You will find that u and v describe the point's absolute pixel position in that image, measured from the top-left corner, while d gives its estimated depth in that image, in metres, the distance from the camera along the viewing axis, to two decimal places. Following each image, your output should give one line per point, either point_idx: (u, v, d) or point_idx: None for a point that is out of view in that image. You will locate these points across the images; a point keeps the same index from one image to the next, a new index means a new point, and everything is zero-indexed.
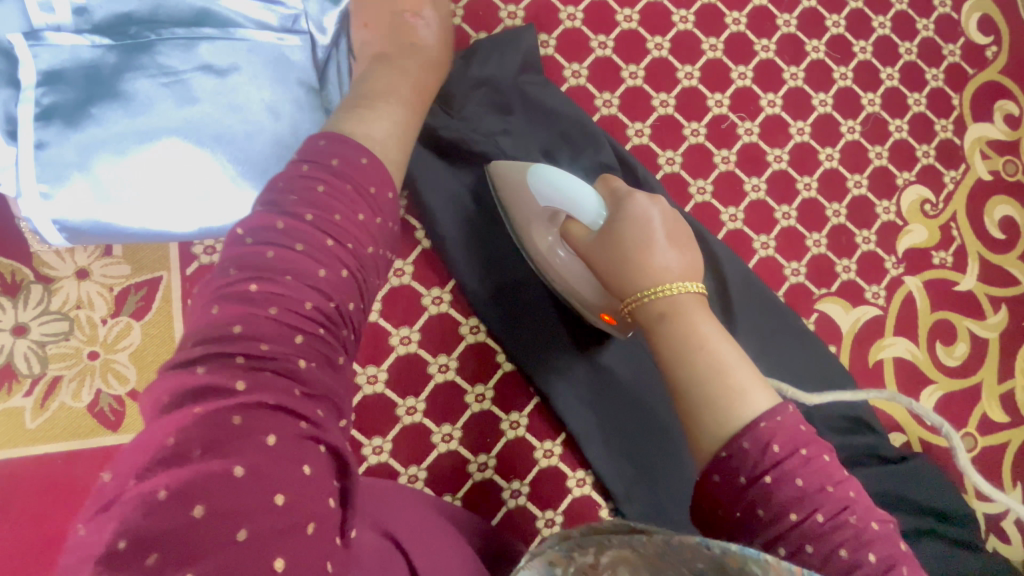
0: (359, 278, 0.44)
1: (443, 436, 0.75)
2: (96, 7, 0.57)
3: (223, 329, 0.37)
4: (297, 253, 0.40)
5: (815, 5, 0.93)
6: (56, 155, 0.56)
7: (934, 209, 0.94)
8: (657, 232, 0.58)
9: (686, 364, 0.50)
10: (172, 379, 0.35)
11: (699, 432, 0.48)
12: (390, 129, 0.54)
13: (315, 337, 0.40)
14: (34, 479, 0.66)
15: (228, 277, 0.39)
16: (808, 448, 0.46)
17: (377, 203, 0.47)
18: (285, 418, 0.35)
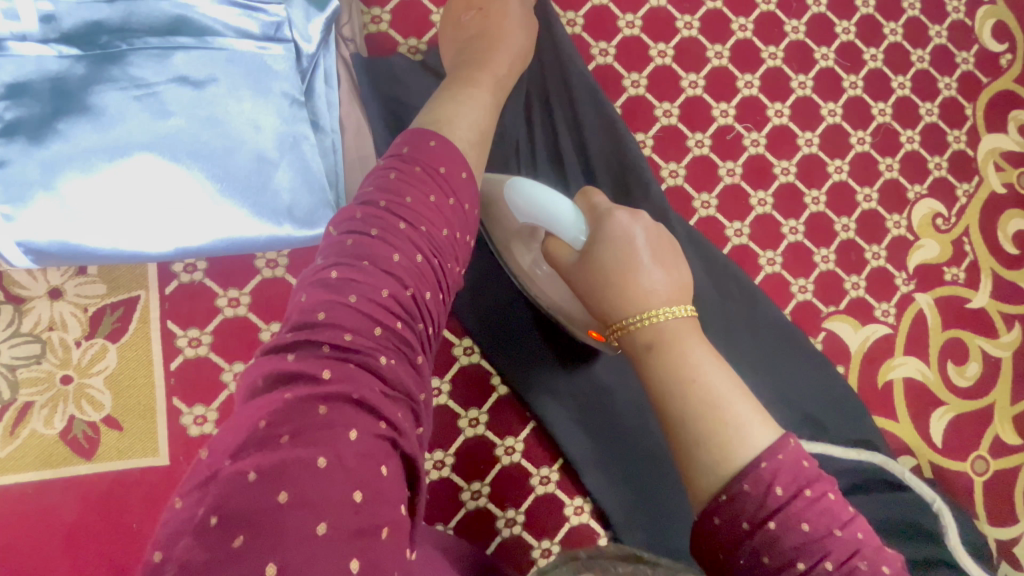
0: (434, 266, 0.45)
1: (435, 462, 0.72)
2: (64, 15, 0.54)
3: (310, 316, 0.38)
4: (374, 238, 0.43)
5: (824, 11, 0.90)
6: (19, 174, 0.52)
7: (946, 223, 0.90)
8: (641, 250, 0.55)
9: (683, 402, 0.48)
10: (262, 366, 0.37)
11: (695, 471, 0.47)
12: (471, 121, 0.58)
13: (394, 329, 0.40)
14: (2, 512, 0.63)
15: (317, 267, 0.42)
16: (814, 488, 0.43)
17: (449, 184, 0.49)
18: (367, 415, 0.35)
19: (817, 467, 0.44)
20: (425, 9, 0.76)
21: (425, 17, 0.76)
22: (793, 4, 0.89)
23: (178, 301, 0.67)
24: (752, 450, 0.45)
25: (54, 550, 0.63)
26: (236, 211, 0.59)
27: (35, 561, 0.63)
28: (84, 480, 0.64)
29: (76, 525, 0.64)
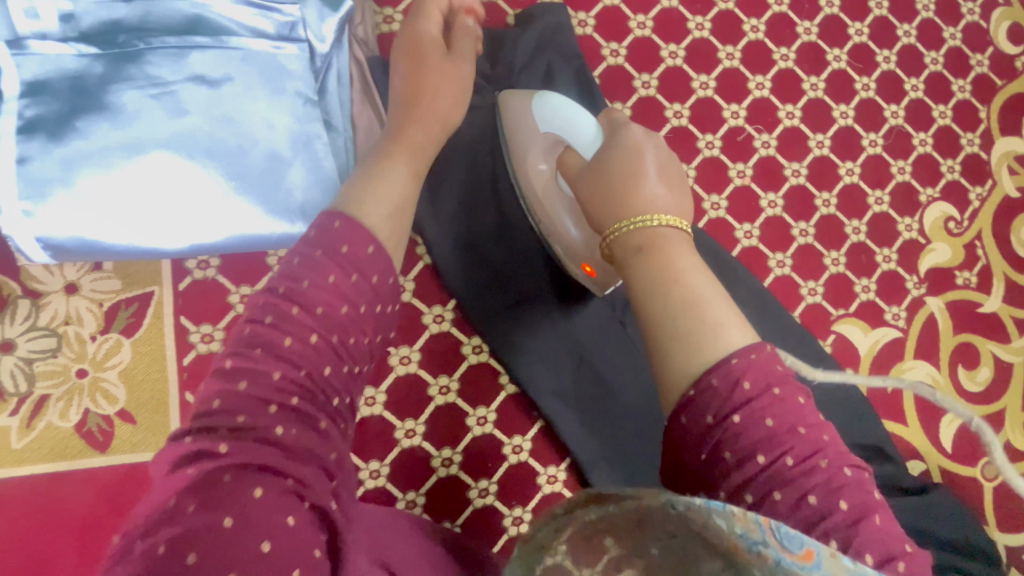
0: (337, 341, 0.41)
1: (443, 460, 0.72)
2: (83, 14, 0.55)
3: (206, 404, 0.38)
4: (269, 325, 0.40)
5: (837, 12, 0.89)
6: (38, 171, 0.53)
7: (958, 227, 0.90)
8: (647, 164, 0.52)
9: (657, 294, 0.44)
10: (170, 441, 0.38)
11: (666, 371, 0.43)
12: (385, 194, 0.50)
13: (289, 406, 0.38)
14: (19, 503, 0.64)
15: (219, 351, 0.41)
16: (782, 388, 0.40)
17: (355, 261, 0.44)
18: (269, 478, 0.36)
19: (787, 373, 0.42)
20: None
21: None
22: (805, 5, 0.89)
23: (192, 297, 0.68)
24: (727, 348, 0.41)
25: (69, 540, 0.64)
26: (249, 208, 0.59)
27: (51, 551, 0.64)
28: (98, 471, 0.65)
29: (91, 516, 0.65)
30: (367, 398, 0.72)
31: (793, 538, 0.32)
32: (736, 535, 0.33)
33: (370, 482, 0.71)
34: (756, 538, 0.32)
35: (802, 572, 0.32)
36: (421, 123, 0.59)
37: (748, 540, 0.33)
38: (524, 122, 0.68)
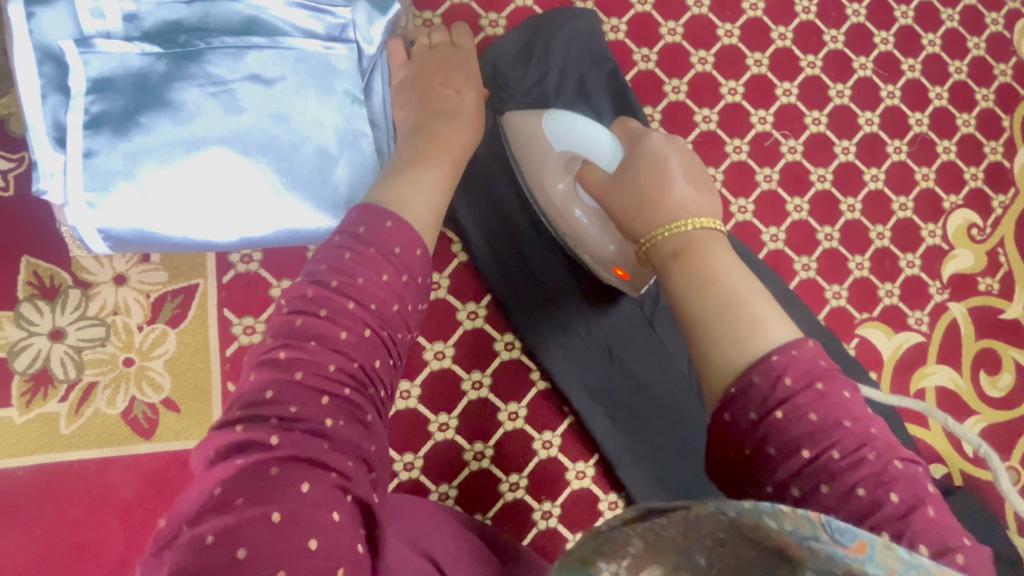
0: (384, 338, 0.44)
1: (475, 454, 0.74)
2: (146, 15, 0.57)
3: (258, 394, 0.38)
4: (323, 318, 0.42)
5: (863, 21, 0.91)
6: (103, 164, 0.55)
7: (981, 234, 0.91)
8: (675, 170, 0.54)
9: (695, 295, 0.46)
10: (214, 435, 0.37)
11: (708, 366, 0.44)
12: (423, 192, 0.54)
13: (340, 399, 0.39)
14: (66, 486, 0.65)
15: (266, 345, 0.41)
16: (825, 384, 0.41)
17: (406, 262, 0.47)
18: (318, 468, 0.36)
19: (833, 369, 0.42)
20: (474, 14, 0.80)
21: (473, 22, 0.80)
22: (832, 14, 0.90)
23: (235, 290, 0.70)
24: (768, 344, 0.42)
25: (113, 524, 0.66)
26: (298, 204, 0.61)
27: (95, 534, 0.65)
28: (143, 457, 0.67)
29: (135, 500, 0.66)
30: (402, 392, 0.73)
31: (844, 531, 0.29)
32: (787, 535, 0.30)
33: (403, 474, 0.72)
34: (807, 534, 0.29)
35: (858, 571, 0.28)
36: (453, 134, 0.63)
37: (799, 537, 0.30)
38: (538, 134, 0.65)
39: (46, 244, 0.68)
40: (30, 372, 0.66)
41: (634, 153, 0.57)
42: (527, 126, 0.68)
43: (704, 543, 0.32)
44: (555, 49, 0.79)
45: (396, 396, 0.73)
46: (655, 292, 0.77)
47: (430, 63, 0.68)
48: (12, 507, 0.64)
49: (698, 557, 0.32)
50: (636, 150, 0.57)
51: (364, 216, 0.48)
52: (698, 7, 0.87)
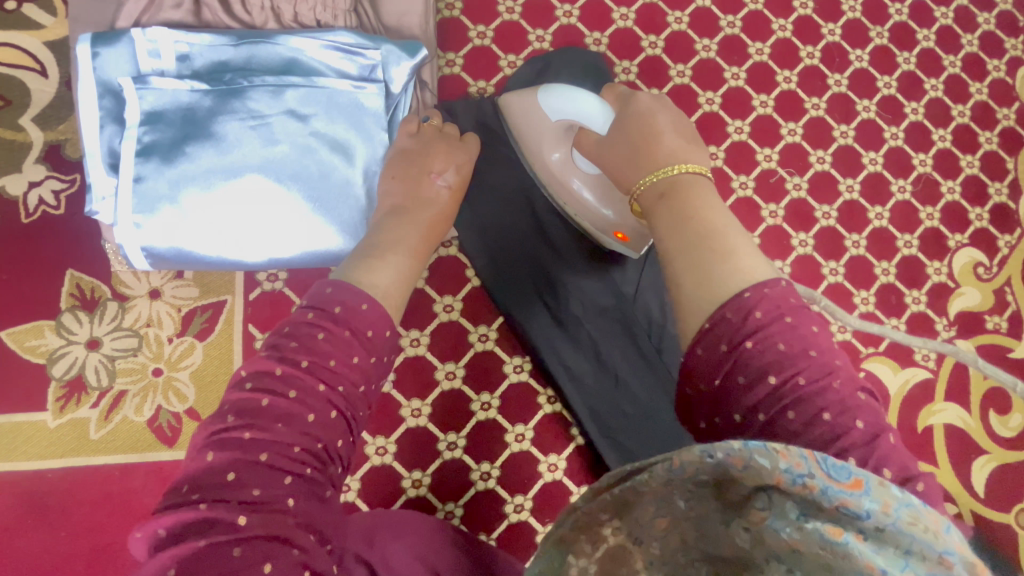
0: (348, 417, 0.43)
1: (481, 473, 0.76)
2: (197, 56, 0.63)
3: (218, 477, 0.37)
4: (290, 400, 0.40)
5: (866, 66, 0.95)
6: (151, 189, 0.61)
7: (987, 272, 0.92)
8: (663, 130, 0.60)
9: (674, 233, 0.50)
10: (172, 511, 0.36)
11: (686, 304, 0.47)
12: (394, 277, 0.53)
13: (302, 480, 0.39)
14: (91, 489, 0.69)
15: (223, 422, 0.39)
16: (794, 318, 0.44)
17: (376, 344, 0.47)
18: (280, 546, 0.35)
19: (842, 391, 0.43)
20: (494, 55, 0.86)
21: (493, 63, 0.86)
22: (836, 58, 0.94)
23: (260, 307, 0.74)
24: (743, 281, 0.45)
25: (133, 528, 0.68)
26: (324, 227, 0.65)
27: (115, 538, 0.68)
28: (164, 464, 0.70)
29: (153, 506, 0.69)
30: (413, 410, 0.76)
31: (840, 469, 0.32)
32: (780, 474, 0.33)
33: (412, 491, 0.74)
34: (803, 472, 0.32)
35: (849, 506, 0.32)
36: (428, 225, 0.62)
37: (792, 476, 0.32)
38: (536, 110, 0.73)
39: (90, 259, 0.73)
40: (66, 378, 0.70)
41: (625, 114, 0.63)
42: (527, 105, 0.74)
43: (685, 488, 0.36)
44: (568, 70, 0.85)
45: (407, 414, 0.76)
46: (662, 319, 0.80)
47: (432, 143, 0.67)
48: (41, 506, 0.68)
49: (677, 500, 0.37)
50: (626, 111, 0.64)
51: (339, 294, 0.47)
52: (706, 51, 0.91)
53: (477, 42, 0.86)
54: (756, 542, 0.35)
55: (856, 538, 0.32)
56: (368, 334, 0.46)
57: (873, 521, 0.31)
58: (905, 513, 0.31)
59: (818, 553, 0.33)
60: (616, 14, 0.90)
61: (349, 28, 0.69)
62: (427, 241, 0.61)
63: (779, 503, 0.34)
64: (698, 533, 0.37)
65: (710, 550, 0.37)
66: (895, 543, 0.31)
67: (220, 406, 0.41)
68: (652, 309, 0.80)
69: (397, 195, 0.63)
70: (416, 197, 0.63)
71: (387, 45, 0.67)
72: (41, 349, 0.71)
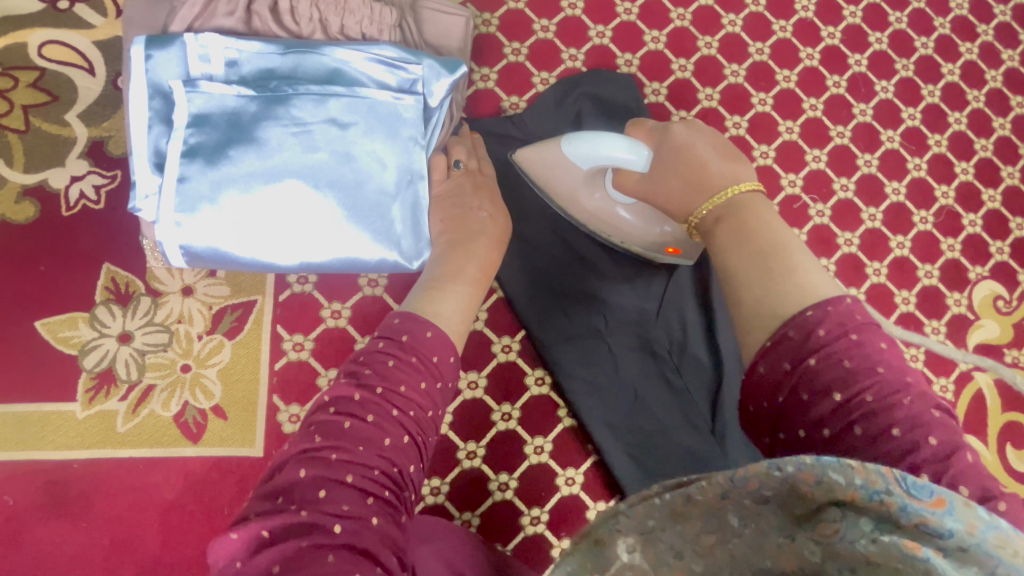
0: (418, 442, 0.52)
1: (499, 484, 0.76)
2: (245, 62, 0.64)
3: (312, 492, 0.44)
4: (368, 424, 0.49)
5: (891, 97, 0.96)
6: (193, 189, 0.62)
7: (1007, 306, 0.92)
8: (705, 152, 0.61)
9: (734, 253, 0.53)
10: (271, 517, 0.42)
11: (749, 322, 0.49)
12: (456, 303, 0.63)
13: (382, 499, 0.46)
14: (115, 482, 0.69)
15: (312, 442, 0.47)
16: (859, 335, 0.45)
17: (439, 369, 0.55)
18: (367, 561, 0.41)
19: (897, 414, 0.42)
20: (528, 72, 0.88)
21: (526, 80, 0.88)
22: (861, 88, 0.96)
23: (289, 308, 0.75)
24: (808, 301, 0.47)
25: (154, 523, 0.69)
26: (358, 234, 0.67)
27: (136, 532, 0.68)
28: (187, 460, 0.71)
29: (175, 503, 0.69)
30: None
31: (921, 487, 0.32)
32: (855, 490, 0.32)
33: (429, 498, 0.75)
34: (879, 488, 0.32)
35: (932, 524, 0.30)
36: (475, 257, 0.69)
37: (867, 492, 0.32)
38: (561, 161, 0.71)
39: (126, 254, 0.74)
40: (97, 370, 0.71)
41: (663, 144, 0.64)
42: (553, 158, 0.73)
43: (742, 504, 0.35)
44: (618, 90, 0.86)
45: None
46: (683, 339, 0.80)
47: (466, 184, 0.76)
48: (65, 497, 0.68)
49: (732, 517, 0.36)
50: (664, 139, 0.64)
51: (406, 325, 0.57)
52: (734, 76, 0.93)
53: (512, 59, 0.88)
54: (827, 555, 0.33)
55: (936, 554, 0.30)
56: (432, 360, 0.55)
57: (956, 541, 0.30)
58: (992, 535, 0.30)
59: (897, 569, 0.30)
60: (648, 36, 0.92)
61: (393, 43, 0.71)
62: (485, 266, 0.69)
63: (852, 516, 0.32)
64: (754, 549, 0.35)
65: (766, 566, 0.35)
66: (980, 565, 0.29)
67: (308, 426, 0.49)
68: (675, 330, 0.80)
69: (444, 235, 0.72)
70: (466, 230, 0.72)
71: (428, 60, 0.69)
72: (74, 340, 0.72)
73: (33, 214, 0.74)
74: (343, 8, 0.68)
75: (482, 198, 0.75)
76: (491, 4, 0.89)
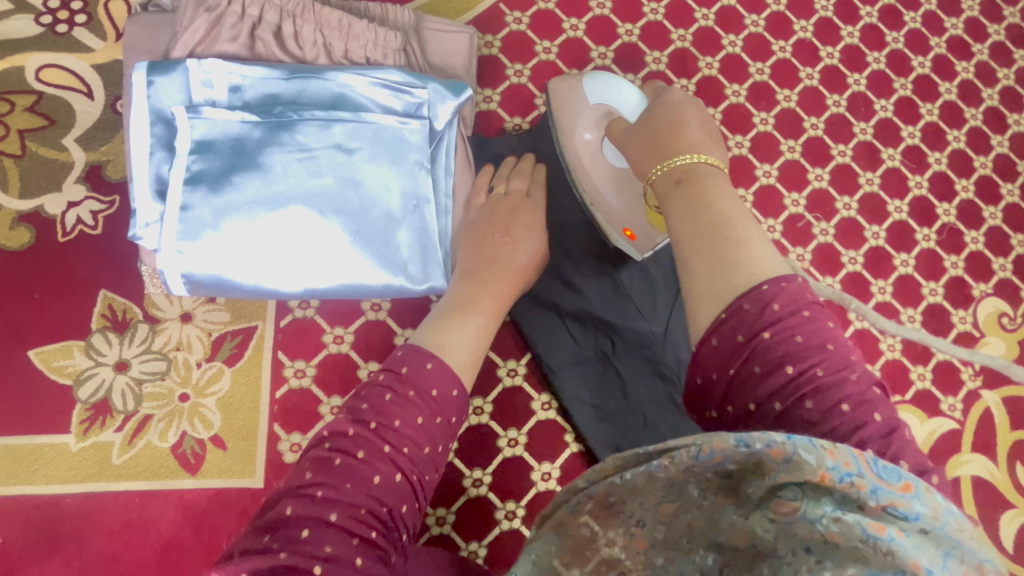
0: (414, 480, 0.47)
1: (506, 513, 0.74)
2: (249, 88, 0.64)
3: (294, 533, 0.41)
4: (359, 460, 0.45)
5: (891, 116, 0.97)
6: (195, 216, 0.61)
7: (1011, 323, 0.92)
8: (685, 120, 0.60)
9: (687, 214, 0.51)
10: (250, 557, 0.40)
11: (701, 292, 0.47)
12: (466, 335, 0.58)
13: (369, 542, 0.42)
14: (109, 518, 0.67)
15: (298, 477, 0.44)
16: (811, 312, 0.44)
17: (440, 403, 0.51)
18: None
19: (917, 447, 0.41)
20: (530, 93, 0.88)
21: (529, 100, 0.87)
22: (861, 108, 0.96)
23: (291, 334, 0.74)
24: (760, 275, 0.45)
25: (150, 560, 0.66)
26: (363, 261, 0.66)
27: (131, 569, 0.66)
28: (184, 493, 0.68)
29: (172, 539, 0.67)
30: None
31: (889, 471, 0.31)
32: (825, 470, 0.31)
33: (435, 529, 0.73)
34: (851, 470, 0.31)
35: (900, 507, 0.31)
36: (495, 287, 0.65)
37: (839, 473, 0.31)
38: (576, 91, 0.73)
39: (123, 280, 0.73)
40: (92, 401, 0.69)
41: (656, 106, 0.64)
42: (570, 86, 0.74)
43: (704, 478, 0.35)
44: None
45: None
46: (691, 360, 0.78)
47: (503, 213, 0.72)
48: (58, 534, 0.66)
49: (692, 489, 0.36)
50: (660, 102, 0.65)
51: (408, 357, 0.52)
52: (735, 96, 0.93)
53: (514, 80, 0.88)
54: (783, 534, 0.33)
55: (898, 534, 0.30)
56: (431, 395, 0.50)
57: (920, 523, 0.30)
58: (954, 520, 0.30)
59: (856, 548, 0.31)
60: (649, 57, 0.92)
61: (399, 66, 0.70)
62: (501, 300, 0.65)
63: (814, 495, 0.33)
64: (710, 522, 0.36)
65: (719, 539, 0.36)
66: (936, 543, 0.30)
67: (298, 458, 0.46)
68: (682, 351, 0.79)
69: (466, 263, 0.68)
70: (487, 258, 0.67)
71: (434, 84, 0.69)
72: (68, 370, 0.70)
73: (28, 241, 0.72)
74: (348, 33, 0.68)
75: (514, 227, 0.71)
76: (493, 26, 0.89)
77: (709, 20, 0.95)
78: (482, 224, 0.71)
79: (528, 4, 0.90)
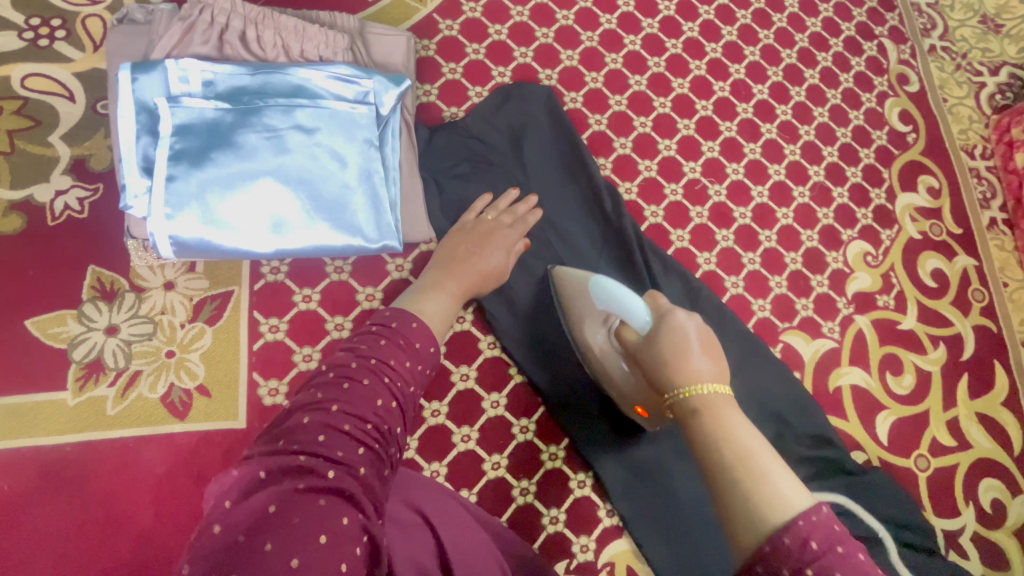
0: (403, 407, 0.56)
1: (462, 436, 0.87)
2: (221, 81, 0.76)
3: (312, 437, 0.49)
4: (365, 386, 0.54)
5: (767, 98, 1.17)
6: (180, 188, 0.72)
7: (874, 260, 1.12)
8: (692, 342, 0.65)
9: (712, 446, 0.53)
10: (270, 459, 0.47)
11: (736, 518, 0.48)
12: (435, 308, 0.70)
13: (371, 452, 0.51)
14: (107, 462, 0.75)
15: (314, 399, 0.52)
16: (846, 547, 0.43)
17: (421, 354, 0.61)
18: (352, 506, 0.45)
19: None
20: (464, 87, 1.03)
21: (463, 93, 1.03)
22: (742, 92, 1.16)
23: (264, 295, 0.85)
24: (791, 508, 0.46)
25: (147, 495, 0.75)
26: (325, 223, 0.78)
27: (129, 504, 0.74)
28: (174, 436, 0.78)
29: (166, 476, 0.76)
30: None
31: None
32: None
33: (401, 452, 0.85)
34: None
35: None
36: (456, 276, 0.79)
37: None
38: (586, 295, 0.83)
39: (110, 256, 0.82)
40: (86, 361, 0.78)
41: (659, 329, 0.70)
42: (580, 287, 0.85)
43: None
44: (529, 94, 1.02)
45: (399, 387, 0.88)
46: None
47: (472, 229, 0.87)
48: (60, 478, 0.74)
49: None
50: (663, 324, 0.70)
51: (396, 315, 0.62)
52: (638, 85, 1.11)
53: (450, 77, 1.03)
54: None
55: None
56: (416, 345, 0.60)
57: None
58: None
59: None
60: (563, 55, 1.09)
61: (347, 62, 0.84)
62: (464, 288, 0.79)
63: None
64: None
65: None
66: None
67: (309, 383, 0.54)
68: None
69: (438, 262, 0.82)
70: (456, 261, 0.81)
71: (378, 76, 0.83)
72: (63, 335, 0.79)
73: (20, 225, 0.81)
74: (303, 36, 0.82)
75: (486, 242, 0.86)
76: (429, 32, 1.05)
77: (613, 24, 1.14)
78: (459, 237, 0.86)
79: (458, 14, 1.06)
